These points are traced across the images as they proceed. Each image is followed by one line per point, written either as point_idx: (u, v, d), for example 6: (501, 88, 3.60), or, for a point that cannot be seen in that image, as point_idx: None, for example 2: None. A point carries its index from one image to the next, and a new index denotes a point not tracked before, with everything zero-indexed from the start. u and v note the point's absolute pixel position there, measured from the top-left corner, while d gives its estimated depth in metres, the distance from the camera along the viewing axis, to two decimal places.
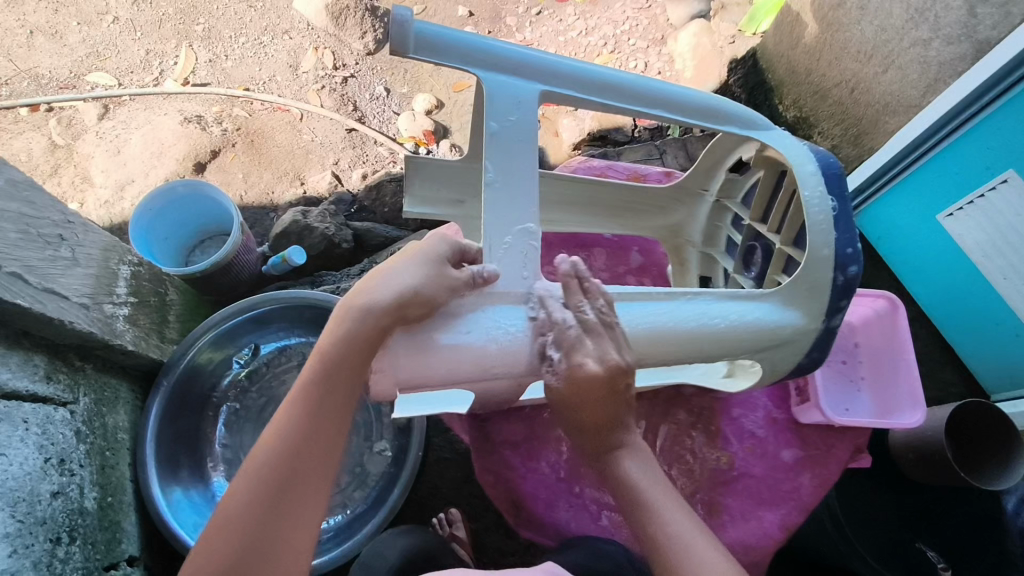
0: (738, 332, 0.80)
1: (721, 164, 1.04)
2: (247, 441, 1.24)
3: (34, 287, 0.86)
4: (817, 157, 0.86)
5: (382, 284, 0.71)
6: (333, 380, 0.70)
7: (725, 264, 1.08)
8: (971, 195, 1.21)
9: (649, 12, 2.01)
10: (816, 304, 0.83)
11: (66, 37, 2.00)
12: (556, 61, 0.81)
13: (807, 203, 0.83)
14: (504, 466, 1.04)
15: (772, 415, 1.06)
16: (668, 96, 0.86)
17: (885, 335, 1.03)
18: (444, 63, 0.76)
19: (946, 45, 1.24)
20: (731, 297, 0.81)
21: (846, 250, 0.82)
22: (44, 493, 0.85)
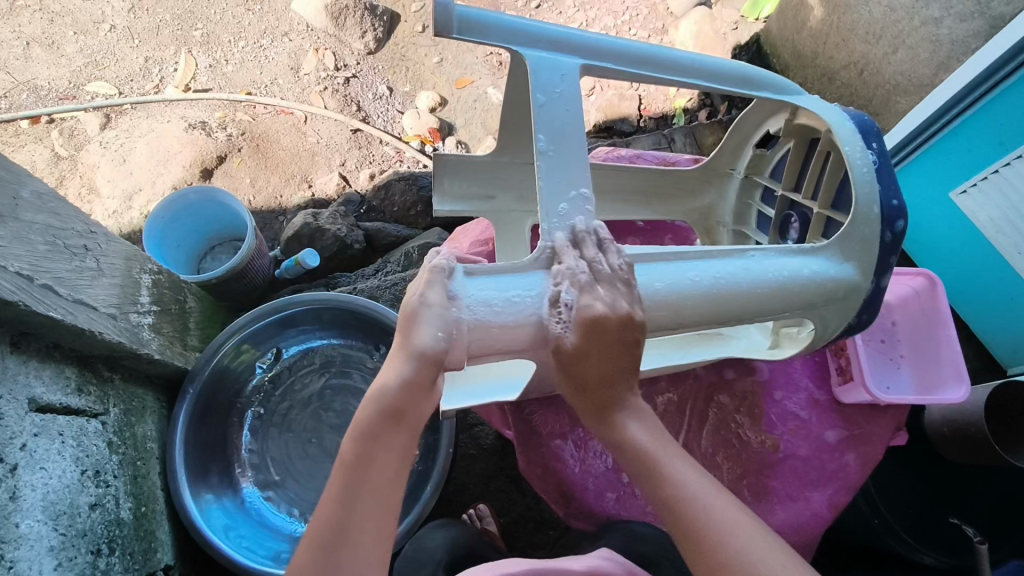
0: (793, 285, 0.81)
1: (747, 141, 1.06)
2: (274, 446, 1.23)
3: (65, 299, 0.86)
4: (850, 115, 0.88)
5: (386, 364, 0.69)
6: (370, 459, 0.66)
7: (760, 239, 1.08)
8: (984, 172, 1.21)
9: (649, 2, 2.00)
10: (867, 259, 0.84)
11: (63, 47, 1.98)
12: (594, 38, 0.82)
13: (850, 158, 0.83)
14: (552, 457, 1.03)
15: (815, 396, 1.06)
16: (702, 68, 0.87)
17: (924, 312, 1.04)
18: (488, 44, 0.77)
19: (959, 23, 1.24)
20: (784, 253, 0.82)
21: (891, 203, 0.83)
22: (82, 505, 0.85)
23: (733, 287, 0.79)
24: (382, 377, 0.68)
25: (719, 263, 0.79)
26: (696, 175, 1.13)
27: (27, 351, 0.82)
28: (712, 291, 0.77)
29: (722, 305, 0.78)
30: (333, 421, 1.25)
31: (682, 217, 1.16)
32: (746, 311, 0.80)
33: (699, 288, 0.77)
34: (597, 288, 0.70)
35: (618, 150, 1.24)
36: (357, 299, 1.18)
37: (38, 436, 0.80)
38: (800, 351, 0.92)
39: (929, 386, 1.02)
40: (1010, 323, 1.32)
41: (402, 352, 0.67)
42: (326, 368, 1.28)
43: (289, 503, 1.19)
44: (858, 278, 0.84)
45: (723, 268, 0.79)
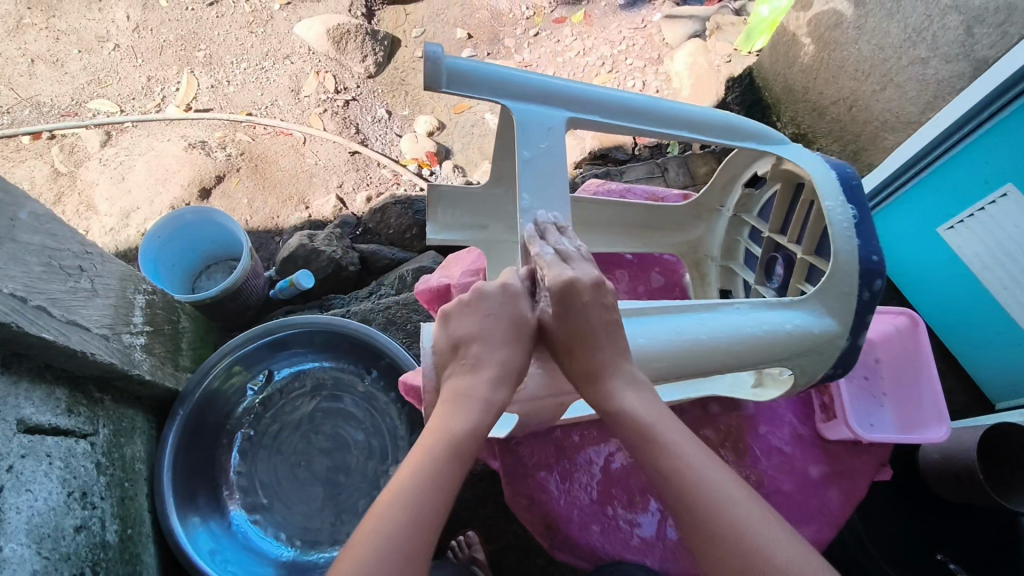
0: (773, 340, 0.82)
1: (737, 178, 1.08)
2: (262, 469, 1.22)
3: (58, 320, 0.86)
4: (833, 166, 0.89)
5: (492, 376, 0.74)
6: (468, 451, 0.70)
7: (746, 276, 1.10)
8: (971, 208, 1.24)
9: (645, 33, 2.11)
10: (846, 313, 0.84)
11: (67, 65, 2.01)
12: (579, 89, 0.85)
13: (829, 212, 0.84)
14: (539, 488, 1.02)
15: (798, 431, 1.07)
16: (688, 117, 0.89)
17: (908, 353, 1.05)
18: (474, 96, 0.79)
19: (944, 64, 1.28)
20: (765, 306, 0.84)
21: (870, 257, 0.82)
22: (68, 528, 0.85)
23: (714, 340, 0.81)
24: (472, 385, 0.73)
25: (696, 317, 0.82)
26: (685, 210, 1.15)
27: (17, 371, 0.83)
28: (693, 345, 0.80)
29: (702, 356, 0.80)
30: (323, 444, 1.23)
31: (671, 249, 1.17)
32: (726, 364, 0.82)
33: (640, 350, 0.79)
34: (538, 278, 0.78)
35: (609, 184, 1.26)
36: (350, 324, 1.21)
37: (25, 458, 0.81)
38: (778, 394, 0.94)
39: (910, 428, 1.02)
40: (996, 356, 1.33)
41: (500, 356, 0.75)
42: (316, 393, 1.27)
43: (276, 527, 1.18)
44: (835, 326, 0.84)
45: (703, 321, 0.82)
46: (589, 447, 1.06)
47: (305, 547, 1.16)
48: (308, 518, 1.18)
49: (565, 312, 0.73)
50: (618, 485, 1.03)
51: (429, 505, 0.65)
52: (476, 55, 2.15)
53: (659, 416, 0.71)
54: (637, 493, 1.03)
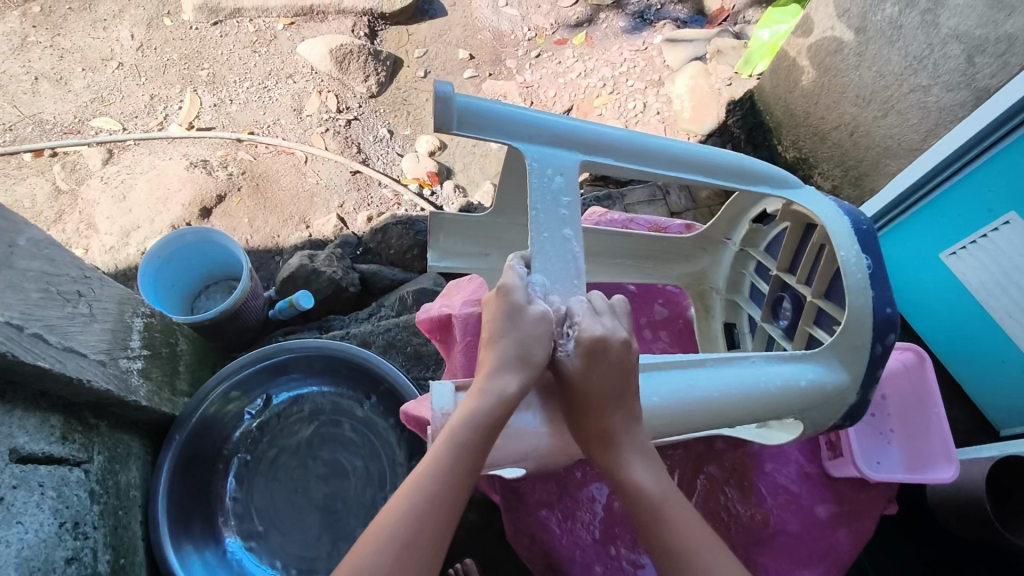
0: (786, 397, 0.81)
1: (744, 214, 1.08)
2: (259, 496, 1.20)
3: (55, 347, 0.86)
4: (847, 212, 0.88)
5: (494, 367, 0.73)
6: (473, 443, 0.68)
7: (752, 312, 1.10)
8: (973, 235, 1.24)
9: (646, 55, 2.13)
10: (858, 364, 0.83)
11: (71, 83, 2.01)
12: (590, 130, 0.84)
13: (843, 263, 0.83)
14: (540, 527, 1.00)
15: (805, 469, 1.06)
16: (699, 160, 0.88)
17: (914, 388, 1.05)
18: (485, 138, 0.79)
19: (946, 92, 1.28)
20: (777, 359, 0.83)
21: (885, 310, 0.82)
22: (59, 560, 0.83)
23: (726, 399, 0.79)
24: (490, 381, 0.72)
25: (713, 372, 0.80)
26: (689, 242, 1.14)
27: (12, 400, 0.82)
28: (705, 402, 0.78)
29: (714, 413, 0.79)
30: (320, 471, 1.22)
31: (675, 280, 1.16)
32: (739, 419, 0.80)
33: (652, 409, 0.77)
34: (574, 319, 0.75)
35: (612, 213, 1.25)
36: (350, 350, 1.21)
37: (16, 488, 0.80)
38: (794, 438, 0.90)
39: (919, 469, 1.01)
40: (999, 383, 1.33)
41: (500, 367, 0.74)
42: (315, 418, 1.26)
43: (272, 556, 1.17)
44: (846, 379, 0.84)
45: (717, 381, 0.79)
46: (591, 484, 1.05)
47: None
48: (304, 546, 1.17)
49: (591, 367, 0.72)
50: (620, 523, 1.02)
51: (432, 546, 0.64)
52: (478, 75, 2.16)
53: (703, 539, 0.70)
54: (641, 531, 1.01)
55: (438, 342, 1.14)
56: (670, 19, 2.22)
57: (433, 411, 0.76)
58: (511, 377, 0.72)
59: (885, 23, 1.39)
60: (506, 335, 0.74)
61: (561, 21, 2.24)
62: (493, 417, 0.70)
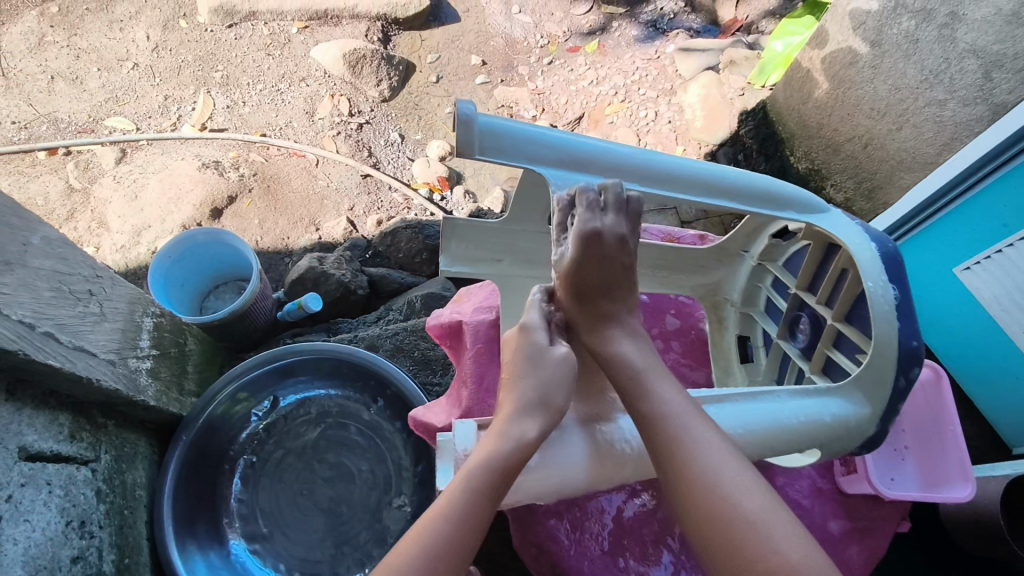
0: (810, 431, 0.80)
1: (764, 229, 1.07)
2: (264, 498, 1.20)
3: (66, 346, 0.86)
4: (875, 239, 0.87)
5: (515, 415, 0.76)
6: (491, 482, 0.69)
7: (768, 327, 1.09)
8: (989, 250, 1.22)
9: (658, 64, 2.13)
10: (881, 399, 0.82)
11: (86, 82, 2.03)
12: (615, 154, 0.83)
13: (870, 293, 0.82)
14: (549, 538, 0.97)
15: (817, 484, 1.04)
16: (727, 186, 0.87)
17: (928, 405, 1.03)
18: (509, 162, 0.77)
19: (962, 106, 1.27)
20: (800, 393, 0.82)
21: (911, 343, 0.81)
22: (64, 559, 0.83)
23: (750, 432, 0.78)
24: (506, 426, 0.75)
25: (736, 408, 0.79)
26: (706, 254, 1.13)
27: (21, 398, 0.82)
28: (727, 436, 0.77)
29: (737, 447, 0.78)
30: (326, 474, 1.22)
31: (689, 291, 1.16)
32: (762, 454, 0.79)
33: None
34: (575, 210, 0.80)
35: None
36: (360, 354, 1.21)
37: (24, 486, 0.80)
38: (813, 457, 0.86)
39: (933, 487, 0.98)
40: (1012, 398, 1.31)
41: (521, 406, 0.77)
42: (322, 420, 1.26)
43: (276, 558, 1.16)
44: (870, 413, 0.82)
45: (739, 414, 0.78)
46: (601, 495, 1.03)
47: None
48: (308, 550, 1.16)
49: (584, 253, 0.81)
50: (629, 536, 1.01)
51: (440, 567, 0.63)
52: (490, 81, 2.16)
53: (681, 401, 0.73)
54: (650, 545, 1.01)
55: (448, 348, 1.14)
56: (682, 28, 2.22)
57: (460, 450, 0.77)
58: (531, 423, 0.75)
59: (901, 37, 1.38)
60: (529, 379, 0.80)
61: (574, 29, 2.25)
62: (513, 460, 0.71)
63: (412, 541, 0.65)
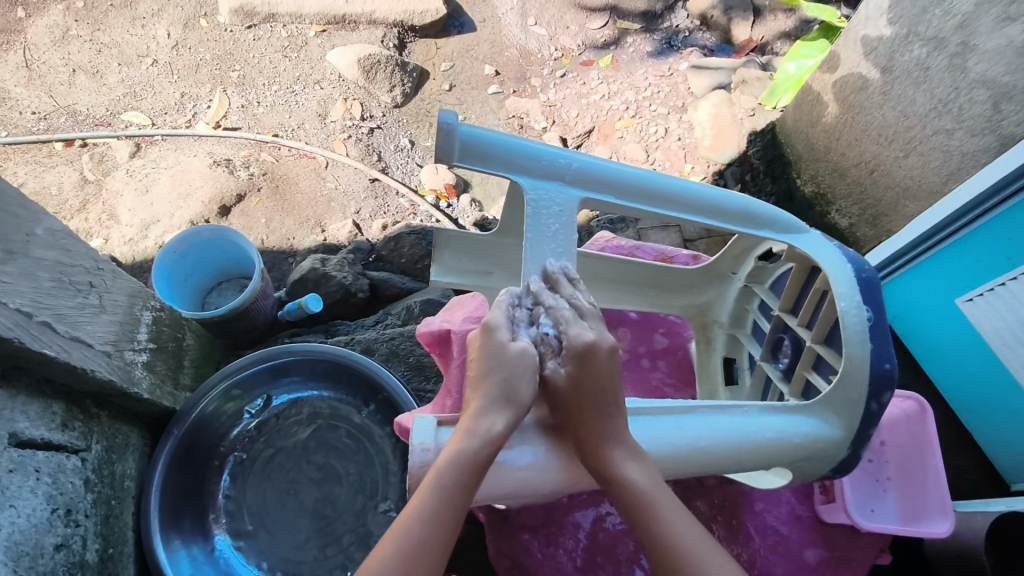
0: (778, 447, 0.80)
1: (751, 251, 1.07)
2: (251, 495, 1.21)
3: (62, 336, 0.87)
4: (852, 261, 0.87)
5: (480, 408, 0.73)
6: (459, 484, 0.68)
7: (753, 350, 1.08)
8: (991, 283, 1.22)
9: (671, 81, 2.14)
10: (852, 420, 0.82)
11: (106, 77, 2.07)
12: (598, 167, 0.85)
13: (844, 314, 0.82)
14: (522, 550, 0.99)
15: (796, 511, 1.03)
16: (705, 203, 0.88)
17: (912, 438, 1.03)
18: (487, 170, 0.80)
19: (969, 137, 1.27)
20: (769, 410, 0.82)
21: (883, 366, 0.80)
22: (48, 546, 0.84)
23: (716, 446, 0.77)
24: (474, 423, 0.72)
25: (704, 418, 0.79)
26: (695, 274, 1.13)
27: (15, 385, 0.84)
28: (693, 450, 0.77)
29: (701, 461, 0.77)
30: (314, 475, 1.22)
31: (679, 310, 1.16)
32: (726, 469, 0.79)
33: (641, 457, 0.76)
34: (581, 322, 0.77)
35: (618, 240, 1.25)
36: (349, 355, 1.22)
37: (12, 473, 0.81)
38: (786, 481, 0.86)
39: (914, 521, 0.98)
40: (1011, 434, 1.29)
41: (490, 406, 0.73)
42: (313, 421, 1.27)
43: (259, 556, 1.17)
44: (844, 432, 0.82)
45: (707, 428, 0.78)
46: (577, 510, 1.02)
47: None
48: (292, 549, 1.17)
49: (579, 378, 0.74)
50: (603, 553, 0.99)
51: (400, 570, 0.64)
52: (502, 92, 2.18)
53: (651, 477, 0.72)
54: (623, 563, 0.99)
55: (437, 357, 1.12)
56: (697, 46, 2.23)
57: (414, 445, 0.75)
58: (497, 418, 0.73)
59: (912, 64, 1.37)
60: (494, 373, 0.75)
61: (588, 43, 2.26)
62: (481, 458, 0.70)
63: (384, 550, 0.65)
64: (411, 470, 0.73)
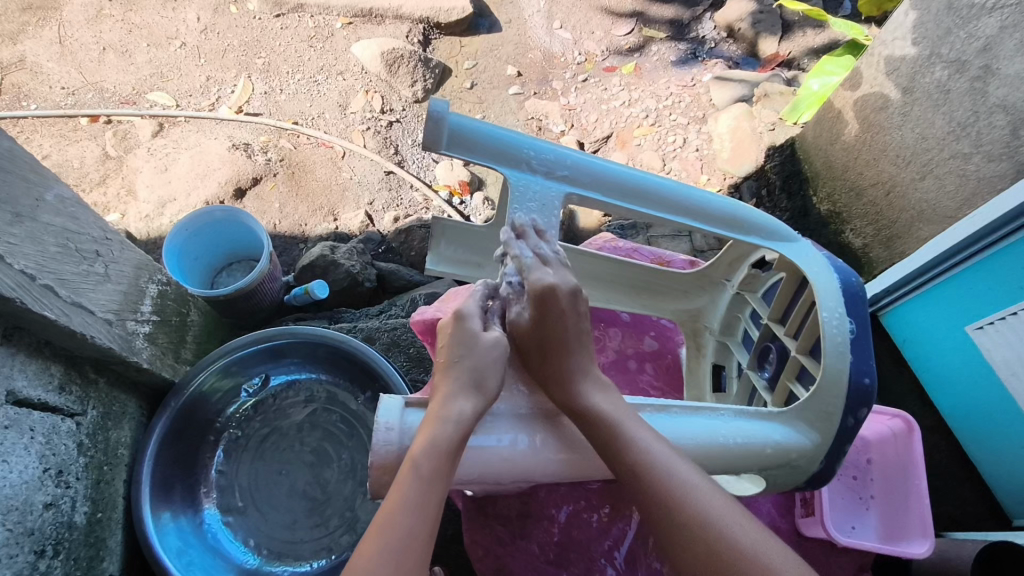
0: (749, 451, 0.78)
1: (744, 258, 1.06)
2: (243, 473, 1.22)
3: (63, 300, 0.89)
4: (839, 273, 0.86)
5: (451, 393, 0.76)
6: (439, 471, 0.69)
7: (741, 357, 1.08)
8: (1001, 312, 1.19)
9: (693, 91, 2.13)
10: (826, 432, 0.80)
11: (134, 56, 2.11)
12: (586, 164, 0.86)
13: (825, 324, 0.81)
14: (495, 541, 0.98)
15: (776, 524, 1.01)
16: (693, 206, 0.88)
17: (900, 456, 1.03)
18: (475, 160, 0.82)
19: (987, 162, 1.25)
20: (740, 414, 0.81)
21: (862, 380, 0.79)
22: (37, 504, 0.86)
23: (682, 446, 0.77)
24: (445, 406, 0.74)
25: (672, 419, 0.79)
26: (689, 279, 1.12)
27: (16, 344, 0.85)
28: None
29: None
30: (306, 458, 1.24)
31: (670, 315, 1.15)
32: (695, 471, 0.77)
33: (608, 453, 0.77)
34: (547, 268, 0.84)
35: (617, 242, 1.24)
36: (340, 339, 1.21)
37: (7, 429, 0.82)
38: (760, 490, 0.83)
39: (894, 540, 0.98)
40: (1014, 465, 1.27)
41: (459, 391, 0.77)
42: (309, 404, 1.29)
43: (246, 532, 1.18)
44: (818, 441, 0.80)
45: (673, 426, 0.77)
46: (552, 505, 1.01)
47: (271, 557, 1.16)
48: (279, 527, 1.18)
49: (544, 314, 0.82)
50: (576, 549, 0.99)
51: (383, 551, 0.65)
52: (523, 92, 2.18)
53: (662, 448, 0.72)
54: (596, 560, 0.98)
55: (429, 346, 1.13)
56: (722, 58, 2.22)
57: (378, 423, 0.75)
58: (465, 402, 0.75)
59: (933, 86, 1.36)
60: (465, 359, 0.80)
61: (612, 49, 2.26)
62: (453, 439, 0.72)
63: (372, 548, 0.65)
64: (373, 449, 0.74)
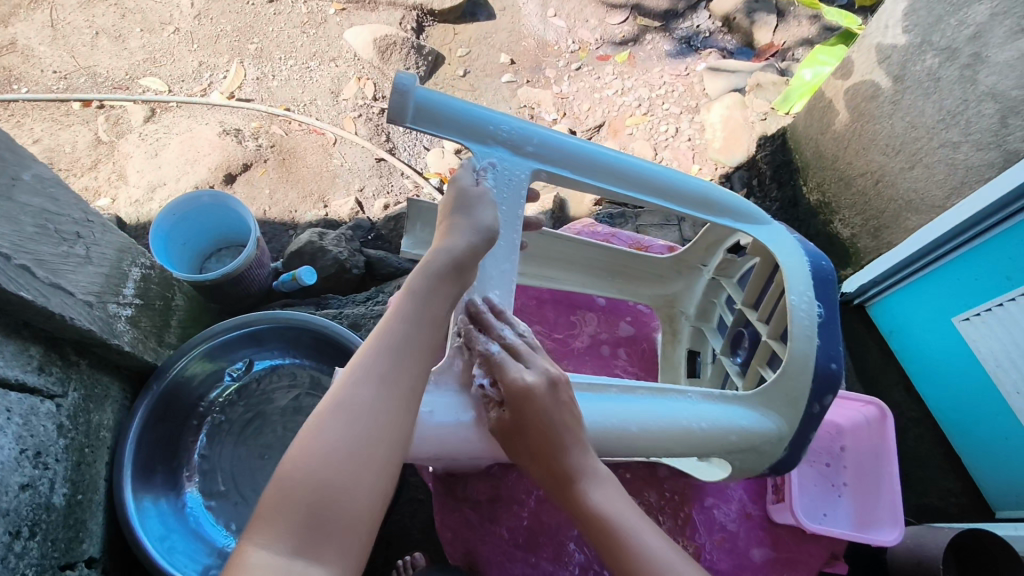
0: (715, 435, 0.81)
1: (721, 243, 1.06)
2: (226, 458, 1.23)
3: (41, 281, 0.89)
4: (810, 259, 0.87)
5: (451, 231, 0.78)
6: (421, 313, 0.70)
7: (716, 343, 1.09)
8: (988, 303, 1.19)
9: (686, 81, 2.12)
10: (792, 415, 0.83)
11: (127, 41, 2.10)
12: (553, 140, 0.87)
13: (795, 310, 0.83)
14: (464, 524, 1.00)
15: (747, 509, 1.02)
16: (661, 184, 0.89)
17: (871, 444, 1.04)
18: (440, 134, 0.81)
19: (975, 150, 1.24)
20: (708, 398, 0.83)
21: (829, 365, 0.81)
22: (13, 484, 0.86)
23: (647, 427, 0.78)
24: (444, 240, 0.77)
25: (640, 400, 0.80)
26: (666, 263, 1.12)
27: None
28: (621, 427, 0.77)
29: (631, 440, 0.78)
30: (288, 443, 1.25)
31: (648, 300, 1.15)
32: (659, 451, 0.79)
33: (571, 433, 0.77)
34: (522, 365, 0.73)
35: (597, 227, 1.25)
36: (319, 321, 1.21)
37: None
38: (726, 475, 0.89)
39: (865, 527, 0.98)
40: (997, 455, 1.27)
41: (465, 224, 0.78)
42: (292, 387, 1.30)
43: (227, 516, 1.19)
44: (782, 429, 0.83)
45: (640, 408, 0.79)
46: (520, 489, 1.01)
47: None
48: None
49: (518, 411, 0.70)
50: (545, 534, 0.99)
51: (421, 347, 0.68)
52: (516, 80, 2.17)
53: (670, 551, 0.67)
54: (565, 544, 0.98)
55: None
56: (716, 47, 2.21)
57: None
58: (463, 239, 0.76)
59: (924, 74, 1.35)
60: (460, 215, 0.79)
61: (606, 37, 2.24)
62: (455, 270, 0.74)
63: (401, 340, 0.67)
64: None
